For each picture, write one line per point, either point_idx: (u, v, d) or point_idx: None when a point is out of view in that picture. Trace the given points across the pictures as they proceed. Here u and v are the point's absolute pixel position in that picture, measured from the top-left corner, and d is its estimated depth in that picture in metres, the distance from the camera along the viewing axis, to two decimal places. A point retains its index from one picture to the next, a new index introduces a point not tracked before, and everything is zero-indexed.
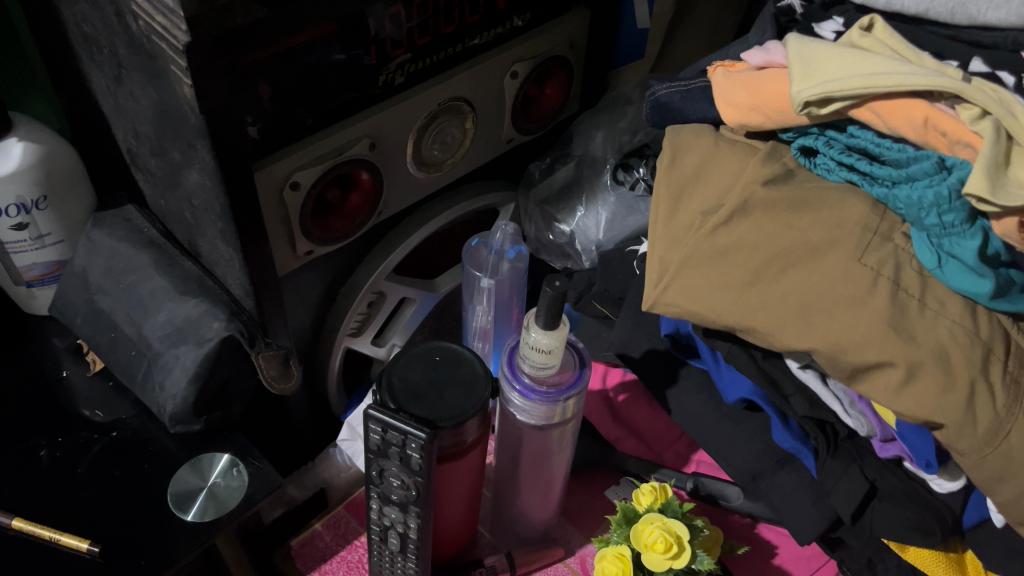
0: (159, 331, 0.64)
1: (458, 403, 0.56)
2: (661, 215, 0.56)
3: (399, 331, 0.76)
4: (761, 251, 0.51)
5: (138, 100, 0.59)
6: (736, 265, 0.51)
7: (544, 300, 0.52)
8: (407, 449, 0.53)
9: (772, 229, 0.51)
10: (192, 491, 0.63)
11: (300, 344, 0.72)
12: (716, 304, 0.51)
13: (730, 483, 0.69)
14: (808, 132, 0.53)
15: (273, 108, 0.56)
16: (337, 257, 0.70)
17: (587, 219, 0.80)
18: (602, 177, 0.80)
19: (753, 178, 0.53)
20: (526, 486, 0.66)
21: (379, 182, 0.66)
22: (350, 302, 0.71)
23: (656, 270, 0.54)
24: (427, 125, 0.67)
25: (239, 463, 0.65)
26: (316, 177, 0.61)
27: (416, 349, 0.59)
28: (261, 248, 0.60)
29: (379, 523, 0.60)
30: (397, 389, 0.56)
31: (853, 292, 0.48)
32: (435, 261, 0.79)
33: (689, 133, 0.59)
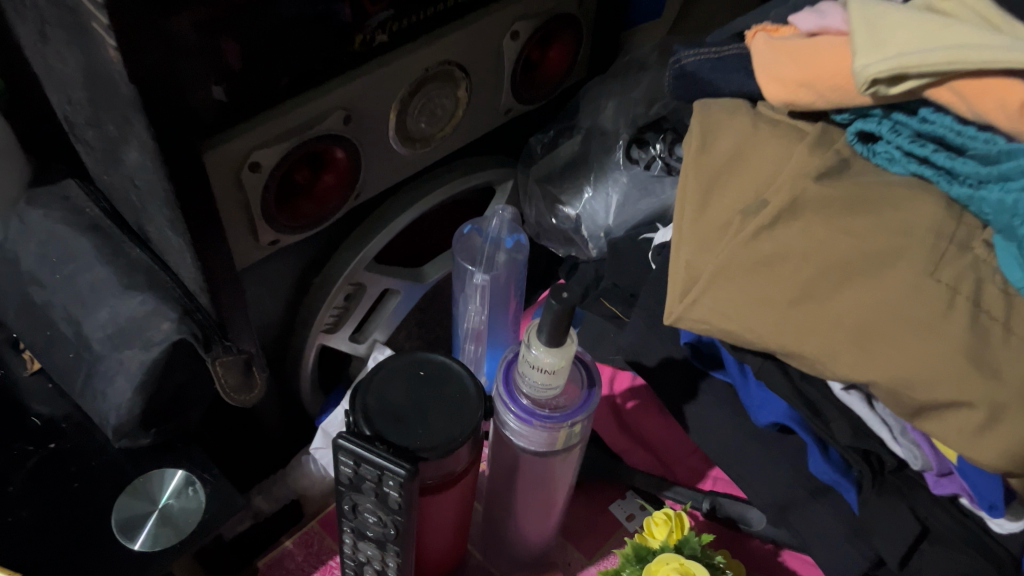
0: (100, 331, 0.55)
1: (444, 428, 0.48)
2: (689, 211, 0.47)
3: (382, 326, 0.69)
4: (810, 262, 0.42)
5: (67, 61, 0.50)
6: (780, 279, 0.42)
7: (547, 317, 0.44)
8: (383, 486, 0.45)
9: (826, 235, 0.42)
10: (139, 515, 0.55)
11: (268, 341, 0.64)
12: (754, 326, 0.43)
13: (751, 505, 0.61)
14: (869, 114, 0.44)
15: (228, 75, 0.47)
16: (309, 244, 0.61)
17: (595, 201, 0.72)
18: (614, 153, 0.70)
19: (801, 171, 0.44)
20: (523, 509, 0.58)
21: (356, 160, 0.57)
22: (324, 295, 0.63)
23: (682, 277, 0.46)
24: (413, 93, 0.57)
25: (195, 481, 0.57)
26: (279, 156, 0.52)
27: (397, 363, 0.51)
28: (215, 240, 0.51)
29: (354, 558, 0.52)
30: (373, 412, 0.48)
31: (926, 316, 0.39)
32: (423, 245, 0.70)
33: (722, 109, 0.50)
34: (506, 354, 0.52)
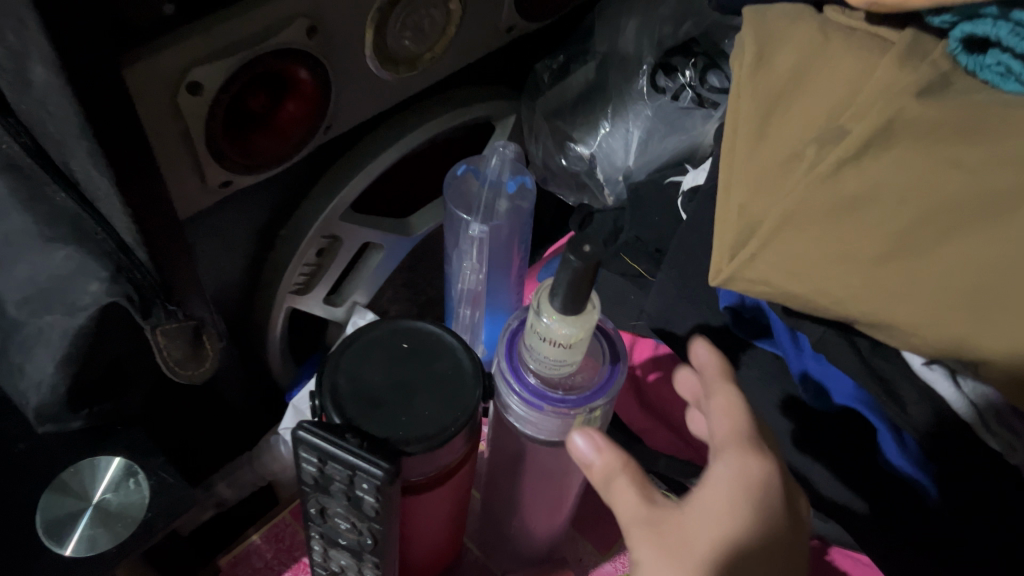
0: (14, 294, 0.45)
1: (432, 414, 0.38)
2: (742, 144, 0.37)
3: (363, 287, 0.60)
4: (908, 206, 0.32)
5: None
6: (868, 228, 0.33)
7: (564, 283, 0.34)
8: (355, 489, 0.36)
9: (931, 170, 0.32)
10: (70, 513, 0.46)
11: (228, 303, 0.55)
12: (832, 286, 0.34)
13: None
14: (981, 14, 0.34)
15: None
16: (271, 189, 0.51)
17: (612, 138, 0.62)
18: (636, 81, 0.60)
19: (894, 87, 0.34)
20: (529, 502, 0.50)
21: (325, 84, 0.47)
22: (292, 250, 0.53)
23: (735, 226, 0.36)
24: (394, 4, 0.46)
25: (138, 472, 0.48)
26: (225, 76, 0.42)
27: (375, 334, 0.41)
28: (149, 180, 0.42)
29: (325, 566, 0.43)
30: (345, 395, 0.38)
31: None
32: (411, 192, 0.60)
33: (779, 18, 0.40)
34: (513, 320, 0.42)
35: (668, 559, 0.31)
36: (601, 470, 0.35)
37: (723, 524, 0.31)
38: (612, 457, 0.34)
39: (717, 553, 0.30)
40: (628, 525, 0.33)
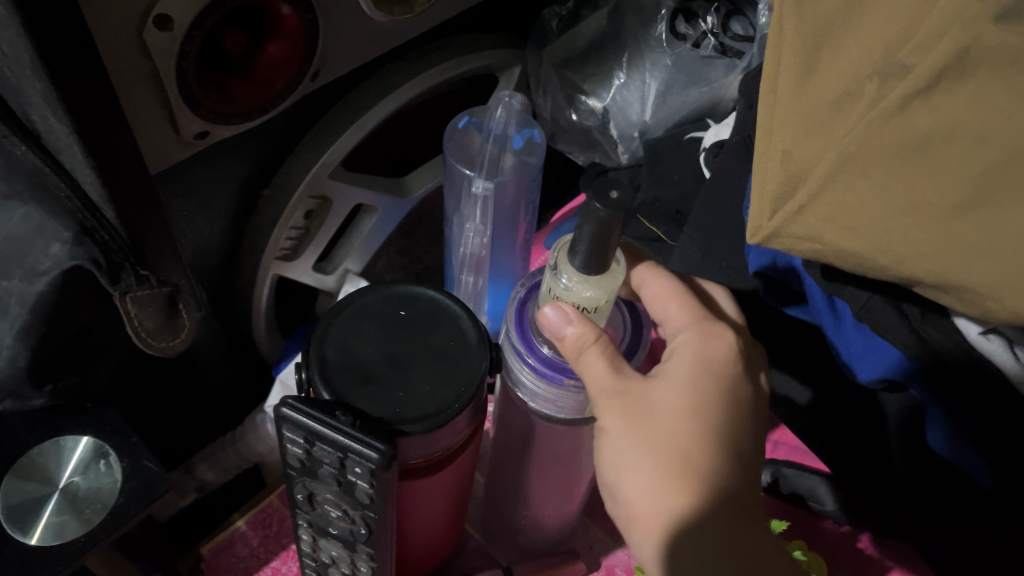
0: None
1: (432, 391, 0.34)
2: (789, 83, 0.33)
3: (356, 255, 0.56)
4: (991, 146, 0.27)
5: None
6: (943, 173, 0.28)
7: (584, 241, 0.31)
8: (348, 474, 0.32)
9: (1019, 103, 0.27)
10: (35, 499, 0.42)
11: (208, 270, 0.50)
12: (894, 244, 0.29)
13: (825, 479, 0.50)
14: None
15: None
16: (254, 143, 0.47)
17: (628, 91, 0.57)
18: (654, 27, 0.55)
19: None
20: (537, 486, 0.46)
21: (313, 25, 0.42)
22: (280, 211, 0.49)
23: (782, 176, 0.32)
24: None
25: (109, 454, 0.44)
26: (197, 11, 0.37)
27: (368, 301, 0.37)
28: (113, 129, 0.37)
29: (313, 557, 0.39)
30: (336, 367, 0.34)
31: None
32: (407, 150, 0.56)
33: None
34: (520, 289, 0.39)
35: (632, 418, 0.33)
36: (571, 346, 0.34)
37: (681, 387, 0.34)
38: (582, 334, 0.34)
39: (679, 410, 0.33)
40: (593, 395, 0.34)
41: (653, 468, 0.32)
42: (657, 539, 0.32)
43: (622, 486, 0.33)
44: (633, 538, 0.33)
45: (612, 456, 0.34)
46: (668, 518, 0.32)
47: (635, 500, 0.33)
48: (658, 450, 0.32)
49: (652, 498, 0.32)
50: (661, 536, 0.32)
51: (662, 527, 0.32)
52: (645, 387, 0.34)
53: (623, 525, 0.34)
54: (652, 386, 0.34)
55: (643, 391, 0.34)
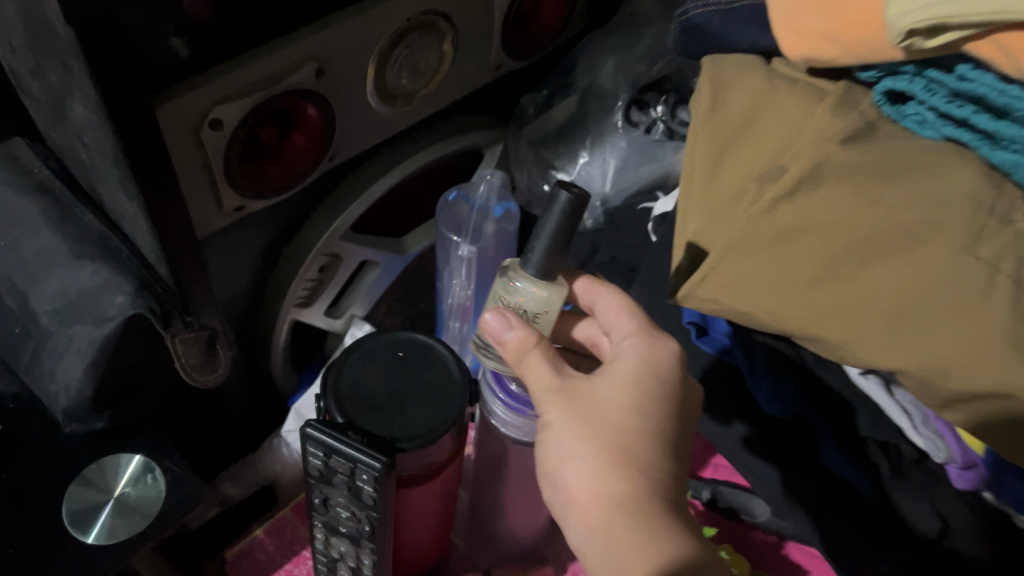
0: (48, 305, 0.51)
1: (423, 417, 0.43)
2: (696, 181, 0.44)
3: (361, 300, 0.65)
4: (836, 236, 0.38)
5: (3, 2, 0.44)
6: (799, 255, 0.39)
7: (544, 236, 0.42)
8: (356, 480, 0.41)
9: (852, 206, 0.38)
10: (92, 505, 0.50)
11: (237, 315, 0.60)
12: (773, 305, 0.40)
13: (755, 495, 0.58)
14: (900, 72, 0.41)
15: (189, 19, 0.42)
16: (280, 211, 0.57)
17: (591, 166, 0.66)
18: (612, 116, 0.65)
19: (823, 134, 0.40)
20: (512, 501, 0.55)
21: (330, 120, 0.52)
22: (296, 267, 0.58)
23: (690, 253, 0.42)
24: (395, 45, 0.52)
25: (155, 468, 0.53)
26: (242, 113, 0.47)
27: (372, 344, 0.47)
28: (173, 204, 0.47)
29: (326, 553, 0.48)
30: (347, 398, 0.43)
31: (960, 298, 0.35)
32: (406, 214, 0.66)
33: (734, 65, 0.46)
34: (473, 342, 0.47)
35: (577, 414, 0.41)
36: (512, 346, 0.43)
37: (621, 390, 0.42)
38: (521, 335, 0.43)
39: (618, 407, 0.41)
40: (541, 392, 0.42)
41: (594, 453, 0.39)
42: (593, 515, 0.39)
43: (567, 470, 0.40)
44: (574, 516, 0.40)
45: (560, 445, 0.41)
46: (603, 496, 0.39)
47: (578, 480, 0.40)
48: (598, 439, 0.40)
49: (590, 480, 0.39)
50: (596, 513, 0.39)
51: (598, 505, 0.39)
52: (591, 389, 0.42)
53: (565, 507, 0.41)
54: (598, 387, 0.42)
55: (588, 394, 0.42)
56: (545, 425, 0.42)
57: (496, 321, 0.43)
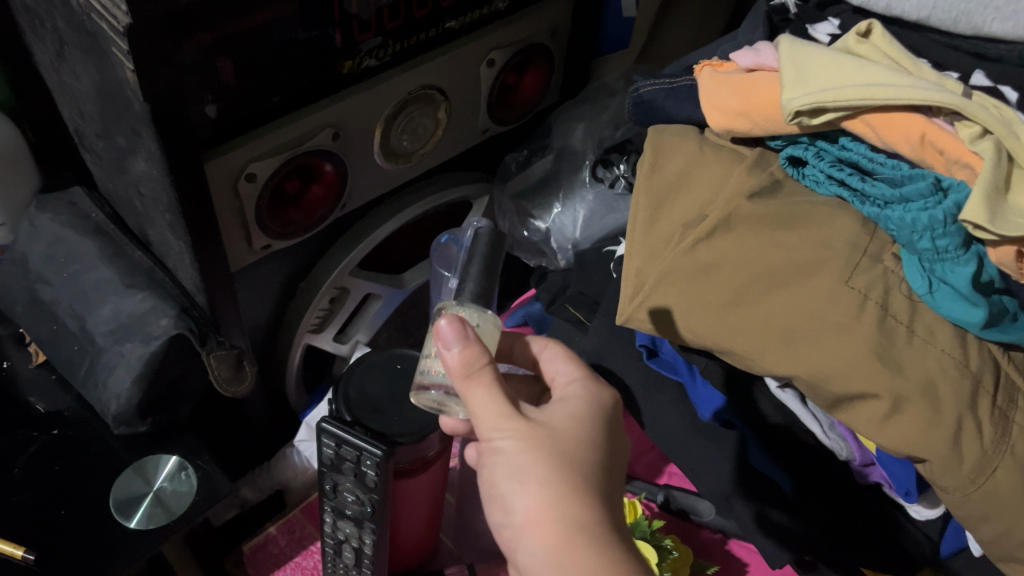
0: (103, 326, 0.60)
1: (417, 417, 0.53)
2: (639, 223, 0.55)
3: (363, 328, 0.75)
4: (743, 270, 0.49)
5: (80, 79, 0.55)
6: (717, 284, 0.49)
7: (473, 254, 0.51)
8: (362, 466, 0.50)
9: (758, 246, 0.49)
10: (136, 496, 0.60)
11: (257, 339, 0.69)
12: (696, 324, 0.50)
13: (702, 497, 0.67)
14: (798, 141, 0.51)
15: (229, 91, 0.52)
16: (299, 250, 0.67)
17: (563, 216, 0.78)
18: (581, 173, 0.77)
19: (738, 190, 0.51)
20: None
21: (343, 175, 0.63)
22: (310, 298, 0.68)
23: (633, 283, 0.53)
24: (397, 114, 0.63)
25: (188, 467, 0.62)
26: (273, 168, 0.57)
27: (377, 358, 0.57)
28: (214, 242, 0.57)
29: (333, 536, 0.57)
30: (354, 400, 0.53)
31: (840, 318, 0.45)
32: (404, 255, 0.76)
33: (672, 134, 0.57)
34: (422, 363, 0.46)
35: (536, 442, 0.41)
36: (459, 362, 0.42)
37: (571, 427, 0.43)
38: (473, 353, 0.42)
39: (574, 438, 0.42)
40: (492, 419, 0.42)
41: (550, 480, 0.40)
42: (552, 541, 0.39)
43: (522, 497, 0.40)
44: (528, 543, 0.40)
45: (513, 470, 0.41)
46: (559, 523, 0.39)
47: (533, 507, 0.40)
48: (554, 468, 0.40)
49: (547, 506, 0.39)
50: (555, 538, 0.39)
51: (556, 532, 0.39)
52: (543, 422, 0.42)
53: (517, 534, 0.41)
54: (549, 420, 0.43)
55: (542, 425, 0.42)
56: (497, 451, 0.42)
57: (452, 329, 0.42)
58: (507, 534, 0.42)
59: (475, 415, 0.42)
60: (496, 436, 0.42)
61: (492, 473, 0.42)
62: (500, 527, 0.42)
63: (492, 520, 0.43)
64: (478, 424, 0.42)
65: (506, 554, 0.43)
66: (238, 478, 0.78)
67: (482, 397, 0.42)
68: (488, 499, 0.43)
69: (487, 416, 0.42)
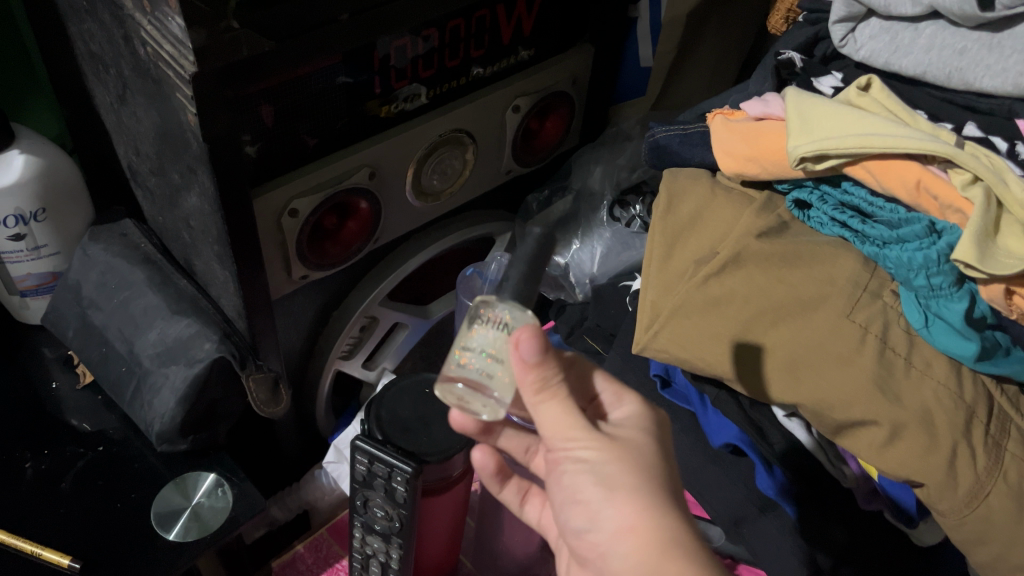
0: (150, 349, 0.65)
1: (444, 437, 0.56)
2: (655, 260, 0.59)
3: (390, 356, 0.79)
4: (751, 304, 0.52)
5: (140, 120, 0.59)
6: (725, 316, 0.53)
7: (520, 256, 0.45)
8: (392, 482, 0.54)
9: (764, 282, 0.52)
10: (175, 510, 0.63)
11: (291, 365, 0.73)
12: (706, 354, 0.53)
13: (712, 524, 0.70)
14: (803, 185, 0.55)
15: (269, 131, 0.56)
16: (333, 281, 0.71)
17: (582, 252, 0.80)
18: (599, 213, 0.81)
19: (747, 230, 0.54)
20: (510, 518, 0.69)
21: (377, 210, 0.67)
22: (341, 327, 0.72)
23: (648, 314, 0.57)
24: (427, 155, 0.67)
25: (224, 484, 0.66)
26: (314, 204, 0.62)
27: (407, 382, 0.60)
28: (258, 272, 0.61)
29: (362, 551, 0.60)
30: (385, 421, 0.57)
31: (842, 349, 0.49)
32: (428, 287, 0.81)
33: (686, 177, 0.61)
34: (456, 358, 0.45)
35: (618, 454, 0.44)
36: (535, 378, 0.43)
37: (641, 439, 0.45)
38: (547, 368, 0.43)
39: (650, 451, 0.45)
40: (568, 432, 0.44)
41: (638, 491, 0.42)
42: (645, 549, 0.41)
43: (612, 506, 0.42)
44: (619, 549, 0.42)
45: (598, 482, 0.43)
46: (655, 531, 0.41)
47: (625, 516, 0.42)
48: (639, 481, 0.43)
49: (639, 515, 0.42)
50: (649, 545, 0.41)
51: (649, 541, 0.41)
52: (617, 436, 0.45)
53: (606, 540, 0.43)
54: (620, 434, 0.45)
55: (616, 439, 0.44)
56: (577, 461, 0.44)
57: (532, 342, 0.42)
58: (589, 539, 0.44)
59: (550, 430, 0.44)
60: (574, 447, 0.44)
61: (573, 482, 0.44)
62: (582, 532, 0.44)
63: (574, 526, 0.44)
64: (550, 435, 0.44)
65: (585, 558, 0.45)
66: (269, 497, 0.81)
67: (553, 410, 0.44)
68: (563, 505, 0.45)
69: (559, 429, 0.44)
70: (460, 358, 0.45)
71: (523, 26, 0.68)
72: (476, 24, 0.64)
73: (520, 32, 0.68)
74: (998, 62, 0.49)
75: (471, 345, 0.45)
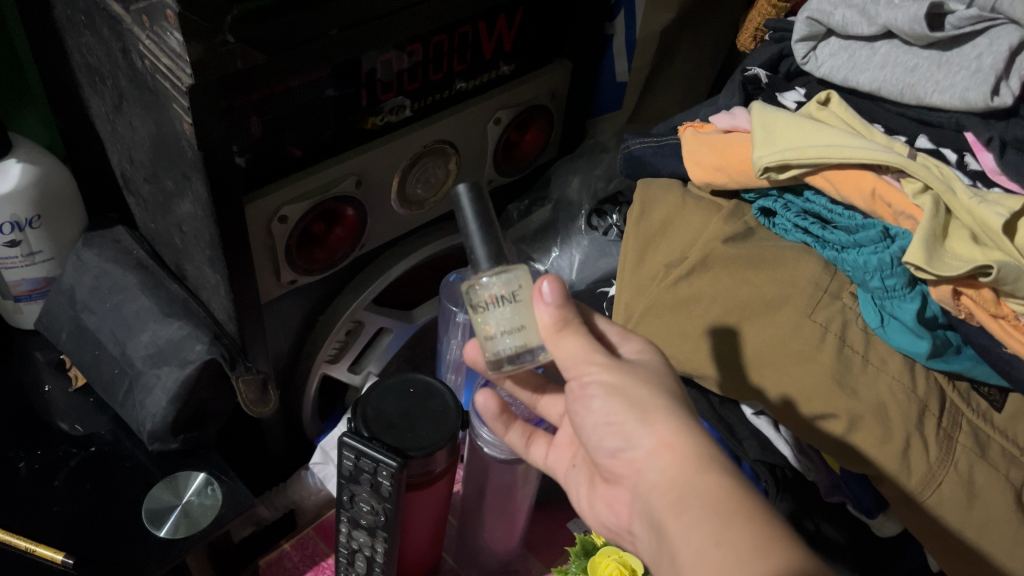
0: (142, 351, 0.67)
1: (429, 434, 0.59)
2: (629, 265, 0.63)
3: (375, 360, 0.82)
4: (718, 304, 0.56)
5: (135, 129, 0.62)
6: (695, 315, 0.56)
7: (474, 230, 0.50)
8: (377, 476, 0.56)
9: (730, 283, 0.56)
10: (165, 508, 0.65)
11: (279, 366, 0.76)
12: (677, 353, 0.57)
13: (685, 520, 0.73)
14: (768, 194, 0.58)
15: (257, 141, 0.59)
16: (319, 286, 0.74)
17: (561, 259, 0.83)
18: (577, 221, 0.84)
19: (714, 236, 0.58)
20: (491, 516, 0.71)
21: (363, 217, 0.70)
22: (329, 330, 0.75)
23: (623, 315, 0.61)
24: (412, 165, 0.70)
25: (214, 482, 0.68)
26: (303, 211, 0.64)
27: (390, 381, 0.62)
28: (249, 277, 0.63)
29: (348, 545, 0.62)
30: (371, 419, 0.59)
31: (803, 347, 0.52)
32: (404, 293, 0.83)
33: (658, 187, 0.64)
34: (486, 345, 0.49)
35: (644, 379, 0.45)
36: (553, 318, 0.46)
37: (661, 369, 0.46)
38: (568, 310, 0.47)
39: (672, 378, 0.46)
40: (590, 358, 0.45)
41: (670, 412, 0.43)
42: (681, 461, 0.41)
43: (647, 426, 0.43)
44: (654, 466, 0.42)
45: (629, 403, 0.44)
46: (691, 448, 0.42)
47: (662, 432, 0.42)
48: (668, 403, 0.44)
49: (675, 432, 0.42)
50: (687, 458, 0.41)
51: (685, 455, 0.41)
52: (638, 364, 0.46)
53: (642, 460, 0.43)
54: (642, 365, 0.46)
55: (639, 367, 0.46)
56: (598, 387, 0.45)
57: (552, 285, 0.47)
58: (624, 458, 0.44)
59: (570, 362, 0.46)
60: (591, 372, 0.45)
61: (602, 405, 0.44)
62: (615, 452, 0.44)
63: (608, 446, 0.45)
64: (574, 367, 0.46)
65: (621, 478, 0.45)
66: (258, 495, 0.84)
67: (573, 343, 0.46)
68: (595, 429, 0.45)
69: (579, 356, 0.45)
70: (491, 345, 0.49)
71: (503, 42, 0.71)
72: (459, 40, 0.67)
73: (500, 48, 0.71)
74: (946, 78, 0.52)
75: (493, 327, 0.48)
